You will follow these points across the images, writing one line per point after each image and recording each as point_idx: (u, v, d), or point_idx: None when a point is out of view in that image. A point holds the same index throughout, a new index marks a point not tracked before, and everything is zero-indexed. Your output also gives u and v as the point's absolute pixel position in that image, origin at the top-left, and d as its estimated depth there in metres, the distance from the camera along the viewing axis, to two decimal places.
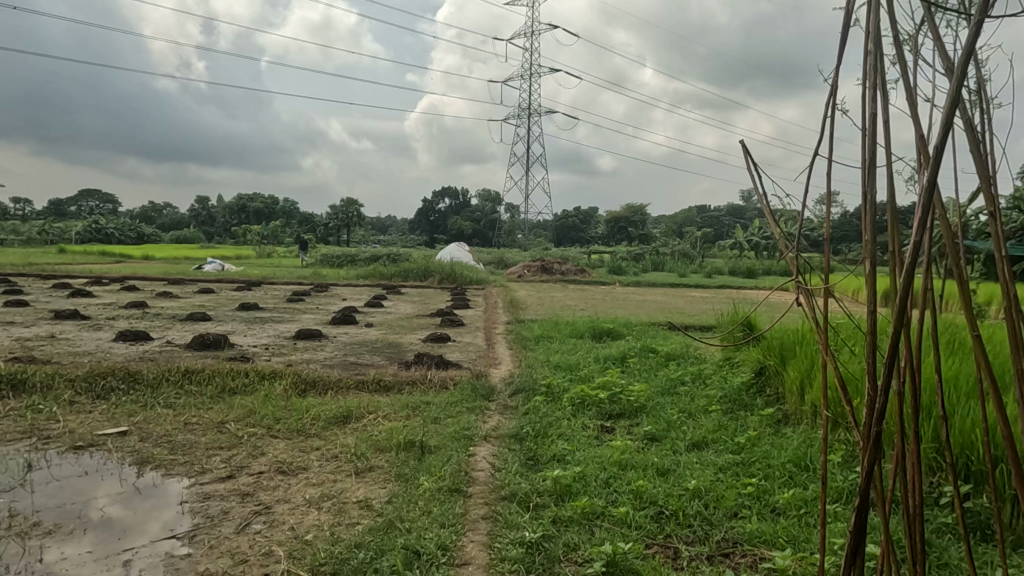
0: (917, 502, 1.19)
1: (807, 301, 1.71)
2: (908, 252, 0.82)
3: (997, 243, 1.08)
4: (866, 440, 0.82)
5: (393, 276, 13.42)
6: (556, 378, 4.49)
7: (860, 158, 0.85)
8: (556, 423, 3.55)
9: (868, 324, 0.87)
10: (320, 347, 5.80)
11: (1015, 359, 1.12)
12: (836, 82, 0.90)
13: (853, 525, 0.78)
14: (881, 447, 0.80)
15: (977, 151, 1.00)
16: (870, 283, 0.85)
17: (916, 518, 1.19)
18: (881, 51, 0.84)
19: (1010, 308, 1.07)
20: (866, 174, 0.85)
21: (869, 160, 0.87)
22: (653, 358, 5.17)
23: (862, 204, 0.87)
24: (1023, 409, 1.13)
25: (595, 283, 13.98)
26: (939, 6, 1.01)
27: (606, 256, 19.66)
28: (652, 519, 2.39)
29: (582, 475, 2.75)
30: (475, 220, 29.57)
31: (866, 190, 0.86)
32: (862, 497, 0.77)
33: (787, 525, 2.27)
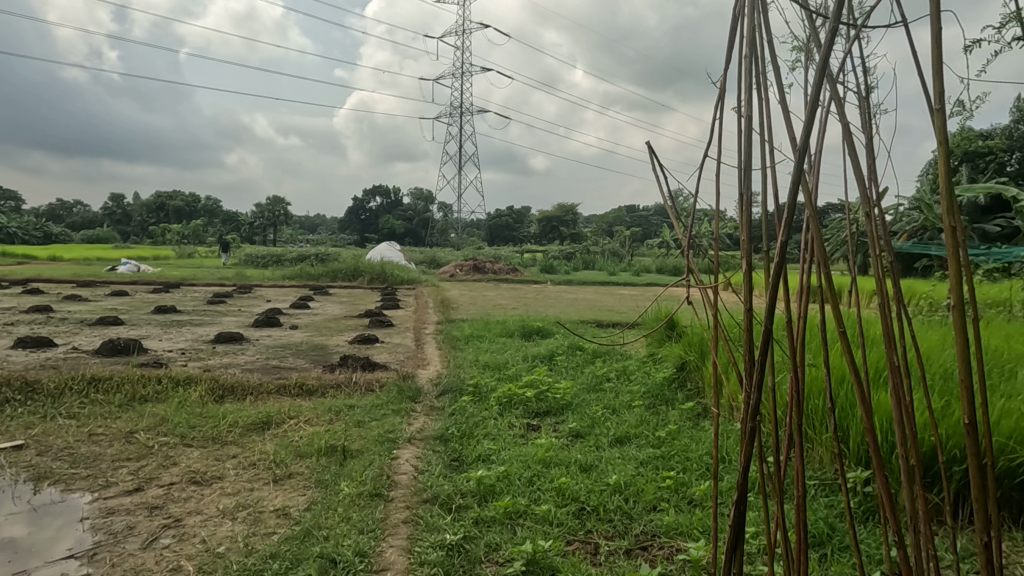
0: (801, 492, 1.26)
1: (703, 298, 1.78)
2: (780, 253, 0.85)
3: (872, 242, 1.14)
4: (743, 436, 0.85)
5: (320, 277, 13.10)
6: (483, 377, 4.49)
7: (737, 160, 0.88)
8: (481, 423, 3.54)
9: (745, 322, 0.90)
10: (242, 350, 5.60)
11: (891, 352, 1.18)
12: (718, 85, 0.93)
13: (732, 521, 0.79)
14: (757, 440, 0.81)
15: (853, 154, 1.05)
16: (746, 281, 0.87)
17: (804, 507, 1.24)
18: (757, 56, 0.87)
19: (885, 304, 1.13)
20: (742, 175, 0.87)
21: (746, 162, 0.89)
22: (580, 356, 5.25)
23: (739, 206, 0.89)
24: (898, 398, 1.20)
25: (527, 283, 14.06)
26: (820, 16, 1.06)
27: (538, 255, 19.84)
28: (573, 515, 2.42)
29: (506, 474, 2.75)
30: (406, 219, 29.25)
31: (741, 192, 0.88)
32: (739, 493, 0.79)
33: (702, 516, 2.34)
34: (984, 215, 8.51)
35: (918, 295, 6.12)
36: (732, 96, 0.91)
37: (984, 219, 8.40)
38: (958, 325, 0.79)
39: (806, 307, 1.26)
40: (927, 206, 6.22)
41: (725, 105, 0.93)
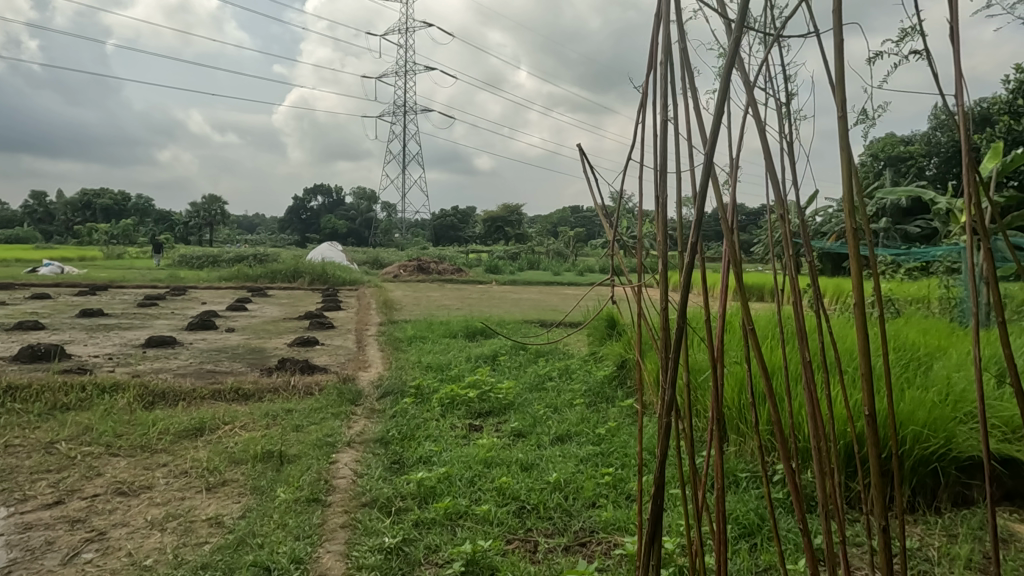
0: (717, 484, 1.30)
1: (634, 298, 1.81)
2: (693, 254, 0.87)
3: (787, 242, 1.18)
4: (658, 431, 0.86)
5: (259, 278, 12.74)
6: (426, 379, 4.46)
7: (652, 163, 0.90)
8: (423, 424, 3.52)
9: (661, 319, 0.91)
10: (174, 355, 5.39)
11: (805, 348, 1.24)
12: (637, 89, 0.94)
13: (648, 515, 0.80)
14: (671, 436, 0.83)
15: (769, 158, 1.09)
16: (663, 282, 0.89)
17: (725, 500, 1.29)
18: (672, 62, 0.89)
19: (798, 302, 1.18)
20: (657, 179, 0.89)
21: (662, 165, 0.91)
22: (523, 356, 5.29)
23: (655, 208, 0.91)
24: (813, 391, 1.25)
25: (472, 283, 14.06)
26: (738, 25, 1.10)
27: (483, 255, 19.85)
28: (513, 514, 2.44)
29: (447, 475, 2.75)
30: (349, 219, 28.71)
31: (657, 195, 0.90)
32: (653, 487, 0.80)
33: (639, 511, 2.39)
34: (904, 217, 9.00)
35: (844, 293, 6.41)
36: (647, 103, 0.93)
37: (905, 220, 8.86)
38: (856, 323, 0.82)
39: (726, 304, 1.29)
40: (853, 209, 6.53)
41: (641, 112, 0.95)
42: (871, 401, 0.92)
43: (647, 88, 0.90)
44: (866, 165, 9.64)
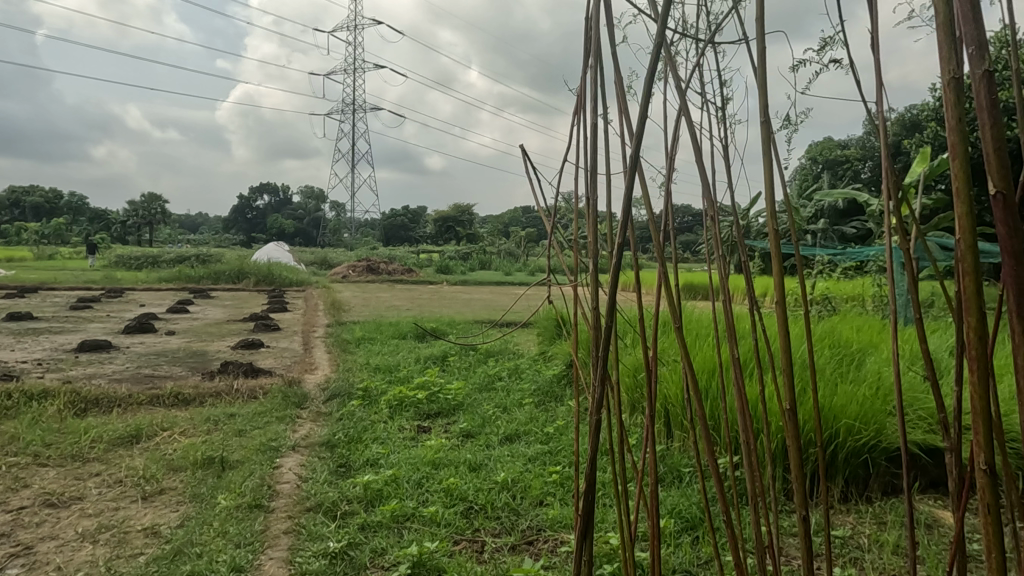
0: (652, 480, 1.31)
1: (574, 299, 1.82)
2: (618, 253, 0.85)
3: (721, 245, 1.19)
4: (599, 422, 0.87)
5: (201, 279, 12.36)
6: (374, 381, 4.41)
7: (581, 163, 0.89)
8: (371, 427, 3.48)
9: (592, 319, 0.90)
10: (109, 359, 5.19)
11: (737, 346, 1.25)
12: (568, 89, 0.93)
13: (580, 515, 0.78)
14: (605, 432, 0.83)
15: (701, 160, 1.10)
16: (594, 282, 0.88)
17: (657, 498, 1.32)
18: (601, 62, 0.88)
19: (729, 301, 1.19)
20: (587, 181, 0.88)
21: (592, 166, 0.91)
22: (473, 357, 5.29)
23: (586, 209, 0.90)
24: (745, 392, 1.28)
25: (422, 283, 13.98)
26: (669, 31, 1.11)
27: (434, 255, 19.76)
28: (460, 515, 2.44)
29: (395, 478, 2.73)
30: (296, 218, 28.16)
31: (588, 196, 0.89)
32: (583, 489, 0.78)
33: None
34: (840, 218, 9.39)
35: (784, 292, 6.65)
36: (579, 104, 0.92)
37: (840, 221, 9.23)
38: (776, 321, 0.83)
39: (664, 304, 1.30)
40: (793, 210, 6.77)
41: (574, 113, 0.95)
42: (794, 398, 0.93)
43: (577, 87, 0.90)
44: (804, 168, 10.02)
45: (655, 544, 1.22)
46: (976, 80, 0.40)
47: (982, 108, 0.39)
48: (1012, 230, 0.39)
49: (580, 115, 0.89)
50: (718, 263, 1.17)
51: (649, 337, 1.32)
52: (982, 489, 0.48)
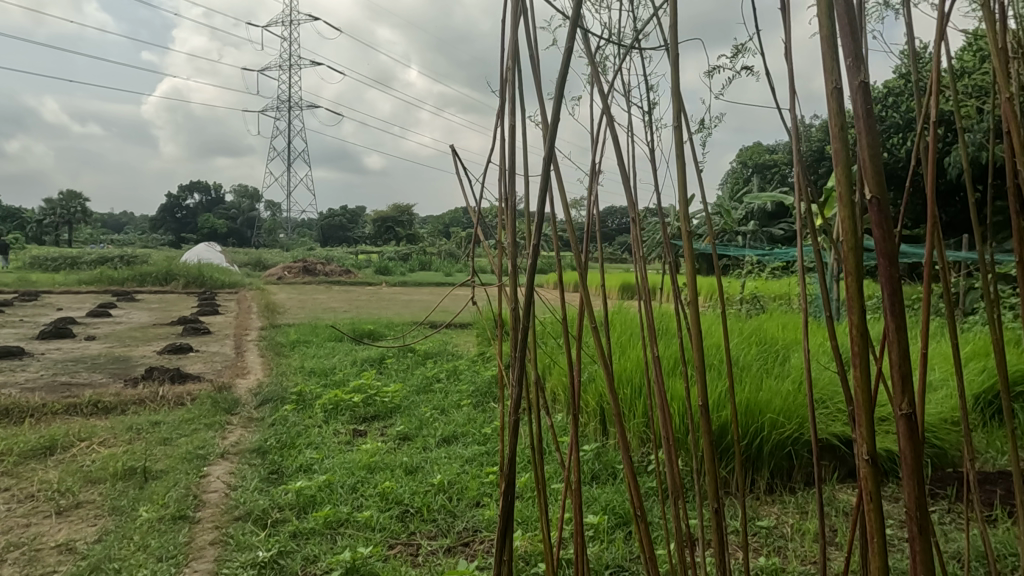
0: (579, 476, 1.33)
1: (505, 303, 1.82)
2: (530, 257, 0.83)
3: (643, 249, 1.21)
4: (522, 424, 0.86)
5: (125, 281, 11.80)
6: (308, 384, 4.31)
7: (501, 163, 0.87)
8: (304, 431, 3.41)
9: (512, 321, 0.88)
10: (22, 367, 4.89)
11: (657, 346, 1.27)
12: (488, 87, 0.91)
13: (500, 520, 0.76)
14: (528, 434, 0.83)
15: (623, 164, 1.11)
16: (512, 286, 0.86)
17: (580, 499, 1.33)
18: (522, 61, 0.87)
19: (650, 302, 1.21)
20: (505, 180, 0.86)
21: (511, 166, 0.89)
22: (411, 359, 5.25)
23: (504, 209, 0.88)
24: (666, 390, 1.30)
25: (361, 284, 13.76)
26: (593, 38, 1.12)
27: (373, 256, 19.49)
28: (396, 519, 2.41)
29: (329, 483, 2.68)
30: (228, 218, 27.26)
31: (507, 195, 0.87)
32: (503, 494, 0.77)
33: (522, 507, 2.44)
34: (767, 220, 9.78)
35: (716, 292, 6.88)
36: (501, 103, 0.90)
37: (768, 223, 9.62)
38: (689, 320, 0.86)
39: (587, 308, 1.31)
40: (725, 212, 7.01)
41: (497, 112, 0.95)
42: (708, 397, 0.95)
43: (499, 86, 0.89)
44: (734, 172, 10.39)
45: (581, 540, 1.24)
46: (851, 89, 0.42)
47: (857, 114, 0.41)
48: (887, 231, 0.39)
49: (503, 113, 0.88)
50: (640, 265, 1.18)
51: (574, 340, 1.33)
52: (864, 484, 0.48)
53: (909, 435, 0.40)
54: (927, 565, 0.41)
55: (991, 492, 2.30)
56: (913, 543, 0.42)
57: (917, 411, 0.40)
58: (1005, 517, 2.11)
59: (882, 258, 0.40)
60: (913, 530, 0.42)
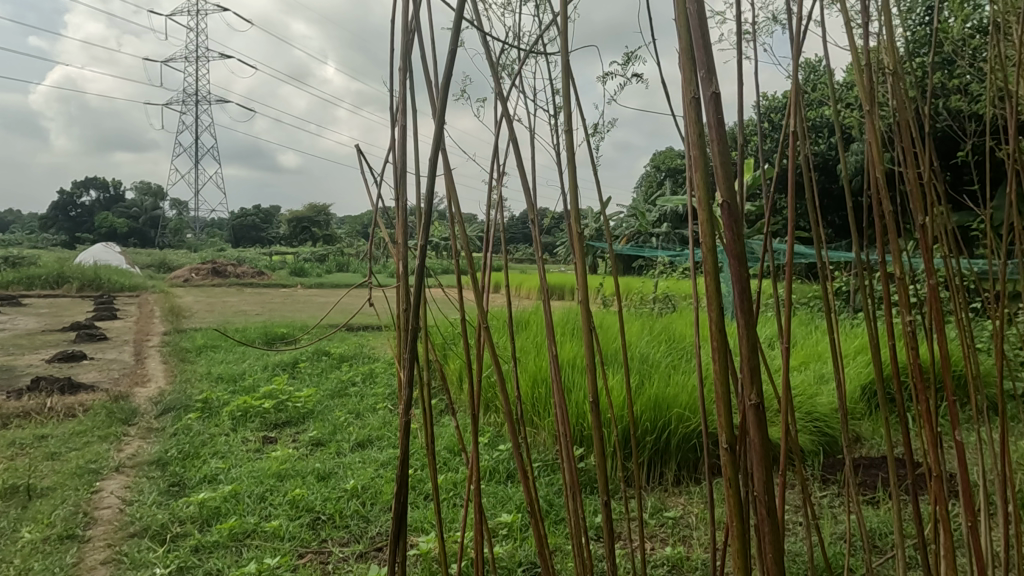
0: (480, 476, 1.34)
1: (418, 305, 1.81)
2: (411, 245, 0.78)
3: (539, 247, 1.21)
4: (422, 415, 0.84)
5: (10, 284, 10.90)
6: (215, 391, 4.13)
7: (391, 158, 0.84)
8: (210, 440, 3.26)
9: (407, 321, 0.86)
10: None
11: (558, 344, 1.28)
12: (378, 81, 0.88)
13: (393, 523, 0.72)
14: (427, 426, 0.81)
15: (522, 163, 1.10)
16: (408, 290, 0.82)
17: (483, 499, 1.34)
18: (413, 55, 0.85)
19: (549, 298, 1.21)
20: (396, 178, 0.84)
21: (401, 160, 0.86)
22: (325, 362, 5.12)
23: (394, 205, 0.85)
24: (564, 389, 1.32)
25: (275, 286, 13.29)
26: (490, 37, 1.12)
27: (288, 257, 18.87)
28: (306, 527, 2.34)
29: (235, 493, 2.57)
30: (129, 217, 25.69)
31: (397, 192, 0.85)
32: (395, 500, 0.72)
33: (437, 509, 2.43)
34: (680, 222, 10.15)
35: (631, 291, 7.08)
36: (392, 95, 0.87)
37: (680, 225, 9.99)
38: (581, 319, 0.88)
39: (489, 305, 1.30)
40: (640, 214, 7.23)
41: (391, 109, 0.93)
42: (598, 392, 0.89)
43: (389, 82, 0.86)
44: (649, 175, 10.73)
45: (482, 540, 1.25)
46: (706, 100, 0.44)
47: (709, 124, 0.43)
48: (736, 235, 0.42)
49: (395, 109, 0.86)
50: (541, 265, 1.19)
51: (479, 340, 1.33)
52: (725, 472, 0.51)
53: (758, 424, 0.43)
54: (775, 544, 0.44)
55: (873, 475, 2.48)
56: (765, 525, 0.45)
57: (764, 402, 0.43)
58: (885, 498, 2.28)
59: (732, 258, 0.42)
60: (763, 512, 0.45)
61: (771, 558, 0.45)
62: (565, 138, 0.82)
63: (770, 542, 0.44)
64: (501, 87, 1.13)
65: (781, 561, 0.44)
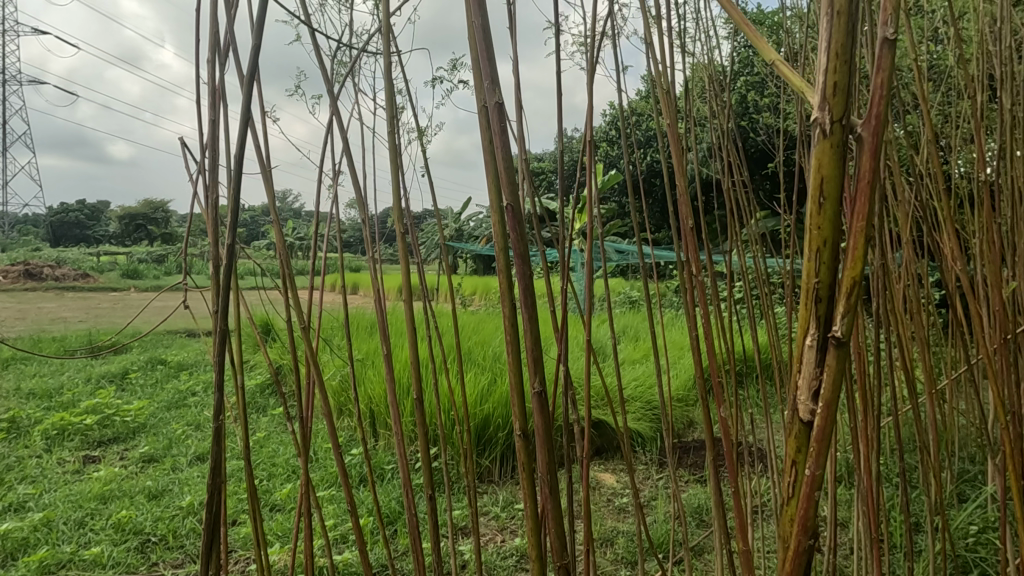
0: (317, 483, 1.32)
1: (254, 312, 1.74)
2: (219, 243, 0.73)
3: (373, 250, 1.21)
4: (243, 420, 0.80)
5: None
6: (24, 409, 3.67)
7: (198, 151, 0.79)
8: (17, 465, 2.89)
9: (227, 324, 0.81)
10: None
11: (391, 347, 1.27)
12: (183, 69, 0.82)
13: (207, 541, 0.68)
14: (234, 437, 0.76)
15: (354, 165, 1.08)
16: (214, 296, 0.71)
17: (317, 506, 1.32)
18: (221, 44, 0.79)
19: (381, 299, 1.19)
20: (202, 174, 0.78)
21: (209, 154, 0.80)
22: (160, 371, 4.72)
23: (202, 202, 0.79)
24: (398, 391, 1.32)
25: (102, 289, 12.03)
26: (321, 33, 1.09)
27: (119, 258, 17.16)
28: (134, 551, 2.16)
29: (48, 521, 2.31)
30: None
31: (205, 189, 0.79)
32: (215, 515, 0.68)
33: (283, 520, 2.34)
34: None
35: (488, 291, 7.21)
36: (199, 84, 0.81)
37: None
38: (406, 315, 0.89)
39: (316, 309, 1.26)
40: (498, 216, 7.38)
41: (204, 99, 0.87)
42: None
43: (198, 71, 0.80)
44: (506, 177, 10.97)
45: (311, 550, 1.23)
46: (491, 110, 0.45)
47: (494, 132, 0.44)
48: (520, 236, 0.45)
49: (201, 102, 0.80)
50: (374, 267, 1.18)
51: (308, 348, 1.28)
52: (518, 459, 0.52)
53: (541, 413, 0.46)
54: (557, 523, 0.48)
55: (700, 456, 2.75)
56: (548, 509, 0.48)
57: (546, 390, 0.46)
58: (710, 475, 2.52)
59: (517, 256, 0.45)
60: (544, 493, 0.48)
61: (555, 535, 0.48)
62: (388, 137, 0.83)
63: (553, 519, 0.47)
64: (333, 87, 1.13)
65: (562, 536, 0.48)
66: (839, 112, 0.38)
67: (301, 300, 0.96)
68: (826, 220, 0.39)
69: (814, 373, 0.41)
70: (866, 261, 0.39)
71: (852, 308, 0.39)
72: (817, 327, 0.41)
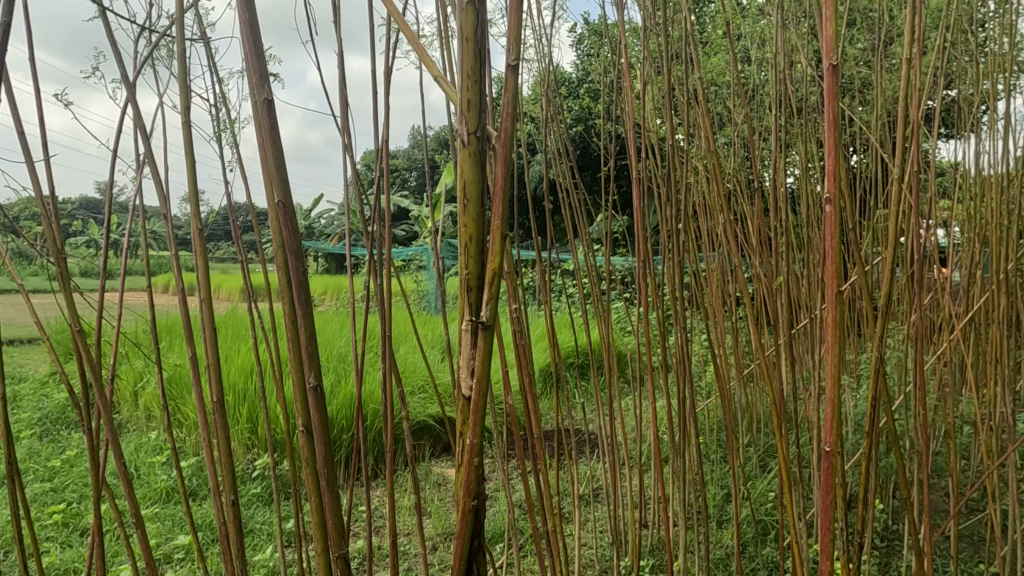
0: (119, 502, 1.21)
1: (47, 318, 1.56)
2: None
3: (176, 251, 1.13)
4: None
5: None
6: None
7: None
8: None
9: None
10: None
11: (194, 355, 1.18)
12: None
13: None
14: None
15: (153, 161, 1.01)
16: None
17: (120, 524, 1.22)
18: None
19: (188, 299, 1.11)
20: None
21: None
22: None
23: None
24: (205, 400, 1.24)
25: None
26: (117, 17, 1.01)
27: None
28: None
29: None
30: None
31: None
32: None
33: (94, 545, 2.12)
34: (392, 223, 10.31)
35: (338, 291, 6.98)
36: None
37: None
38: (202, 318, 0.82)
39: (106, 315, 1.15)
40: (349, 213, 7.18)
41: None
42: (219, 393, 0.86)
43: None
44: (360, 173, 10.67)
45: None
46: (259, 105, 0.46)
47: (265, 128, 0.45)
48: (293, 232, 0.45)
49: None
50: (178, 268, 1.11)
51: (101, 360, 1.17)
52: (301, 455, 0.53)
53: (317, 406, 0.48)
54: (332, 513, 0.50)
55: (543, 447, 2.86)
56: (325, 501, 0.50)
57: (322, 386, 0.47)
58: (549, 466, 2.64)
59: (290, 253, 0.45)
60: (322, 486, 0.49)
61: (331, 525, 0.50)
62: (182, 136, 0.80)
63: (329, 511, 0.50)
64: (133, 77, 1.05)
65: (338, 523, 0.50)
66: (472, 125, 0.52)
67: (76, 306, 0.87)
68: (473, 220, 0.53)
69: (469, 350, 0.54)
70: (503, 256, 0.50)
71: (491, 295, 0.51)
72: (470, 313, 0.54)
